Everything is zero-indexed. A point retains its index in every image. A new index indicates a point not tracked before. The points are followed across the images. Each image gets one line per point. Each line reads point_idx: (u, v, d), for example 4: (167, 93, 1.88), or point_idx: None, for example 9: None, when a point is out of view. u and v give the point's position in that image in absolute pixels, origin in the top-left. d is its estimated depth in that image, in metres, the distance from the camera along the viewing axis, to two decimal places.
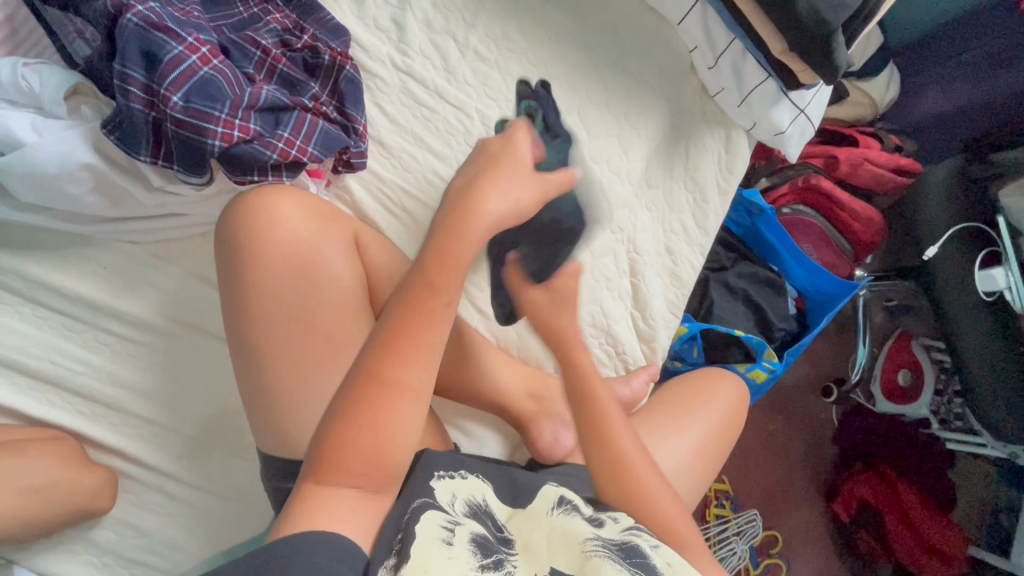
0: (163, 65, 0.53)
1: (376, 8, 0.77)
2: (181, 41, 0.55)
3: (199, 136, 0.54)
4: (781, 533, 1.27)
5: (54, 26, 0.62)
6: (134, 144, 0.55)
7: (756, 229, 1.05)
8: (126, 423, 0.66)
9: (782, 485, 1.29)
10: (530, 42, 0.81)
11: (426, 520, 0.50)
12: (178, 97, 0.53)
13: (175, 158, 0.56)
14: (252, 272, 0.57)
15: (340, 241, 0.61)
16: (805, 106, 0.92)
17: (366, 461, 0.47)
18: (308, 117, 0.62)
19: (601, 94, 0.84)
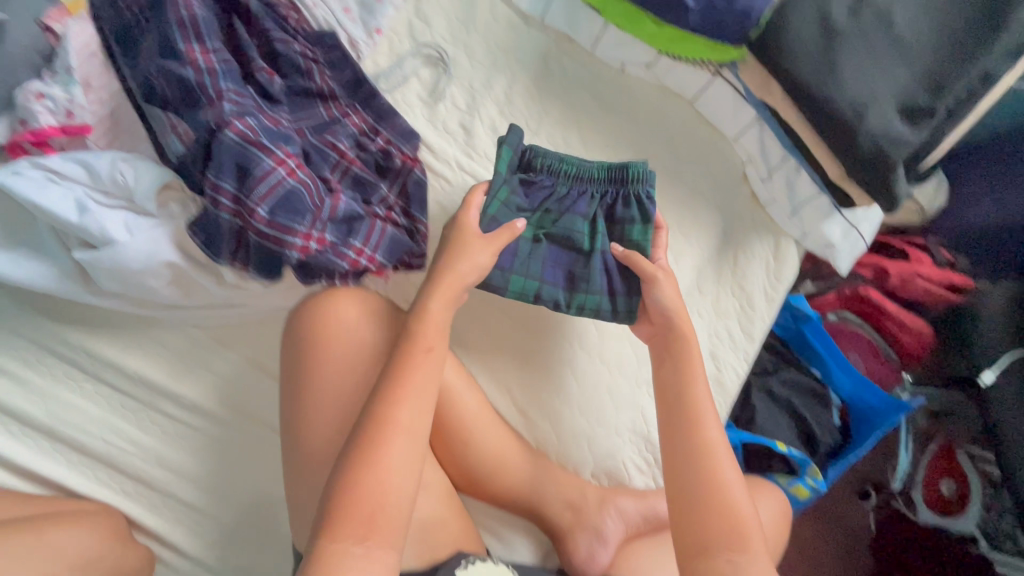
0: (254, 179, 0.56)
1: (446, 112, 0.80)
2: (271, 155, 0.58)
3: (280, 245, 0.57)
4: None
5: (150, 121, 0.66)
6: (217, 246, 0.58)
7: (803, 337, 1.03)
8: (167, 506, 0.67)
9: None
10: (590, 150, 0.83)
11: None
12: (263, 209, 0.56)
13: (252, 261, 0.59)
14: (303, 386, 0.59)
15: (394, 346, 0.63)
16: (858, 223, 0.93)
17: (376, 527, 0.50)
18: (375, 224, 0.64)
19: (656, 203, 0.86)
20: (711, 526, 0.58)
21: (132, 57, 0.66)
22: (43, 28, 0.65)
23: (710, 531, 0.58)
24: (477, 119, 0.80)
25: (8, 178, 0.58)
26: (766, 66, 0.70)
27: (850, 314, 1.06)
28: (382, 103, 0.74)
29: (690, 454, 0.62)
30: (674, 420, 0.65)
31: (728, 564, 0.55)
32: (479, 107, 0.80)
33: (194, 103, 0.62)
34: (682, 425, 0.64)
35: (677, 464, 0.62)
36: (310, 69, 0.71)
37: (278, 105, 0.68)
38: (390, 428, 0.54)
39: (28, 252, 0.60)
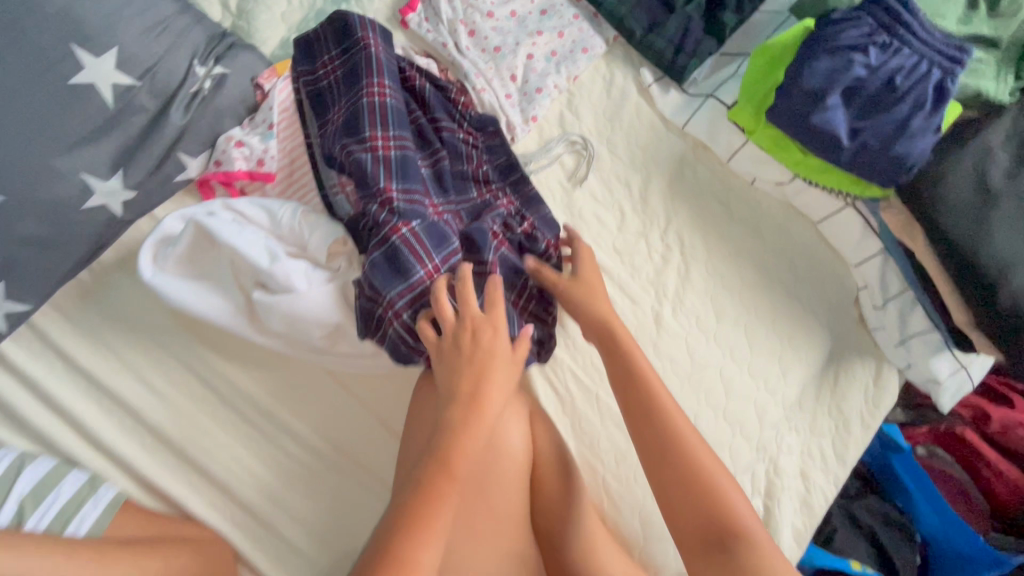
0: (404, 286, 0.63)
1: (582, 200, 0.84)
2: (423, 265, 0.64)
3: (410, 343, 0.64)
4: None
5: (323, 175, 0.73)
6: (359, 327, 0.65)
7: (889, 466, 1.00)
8: (268, 540, 0.69)
9: None
10: (712, 255, 0.86)
11: None
12: (406, 313, 0.64)
13: (389, 347, 0.65)
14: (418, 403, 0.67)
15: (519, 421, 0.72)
16: (967, 363, 0.91)
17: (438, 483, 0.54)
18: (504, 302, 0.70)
19: (769, 315, 0.87)
20: (691, 466, 0.60)
21: (324, 131, 0.72)
22: (255, 86, 0.73)
23: (686, 511, 0.59)
24: (610, 212, 0.84)
25: (205, 217, 0.64)
26: (913, 211, 0.72)
27: (940, 451, 1.02)
28: (530, 190, 0.77)
29: (651, 418, 0.64)
30: (632, 397, 0.65)
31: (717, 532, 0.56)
32: (612, 201, 0.85)
33: (370, 191, 0.67)
34: (661, 422, 0.63)
35: (638, 417, 0.64)
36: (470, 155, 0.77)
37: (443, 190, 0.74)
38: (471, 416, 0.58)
39: (210, 287, 0.66)
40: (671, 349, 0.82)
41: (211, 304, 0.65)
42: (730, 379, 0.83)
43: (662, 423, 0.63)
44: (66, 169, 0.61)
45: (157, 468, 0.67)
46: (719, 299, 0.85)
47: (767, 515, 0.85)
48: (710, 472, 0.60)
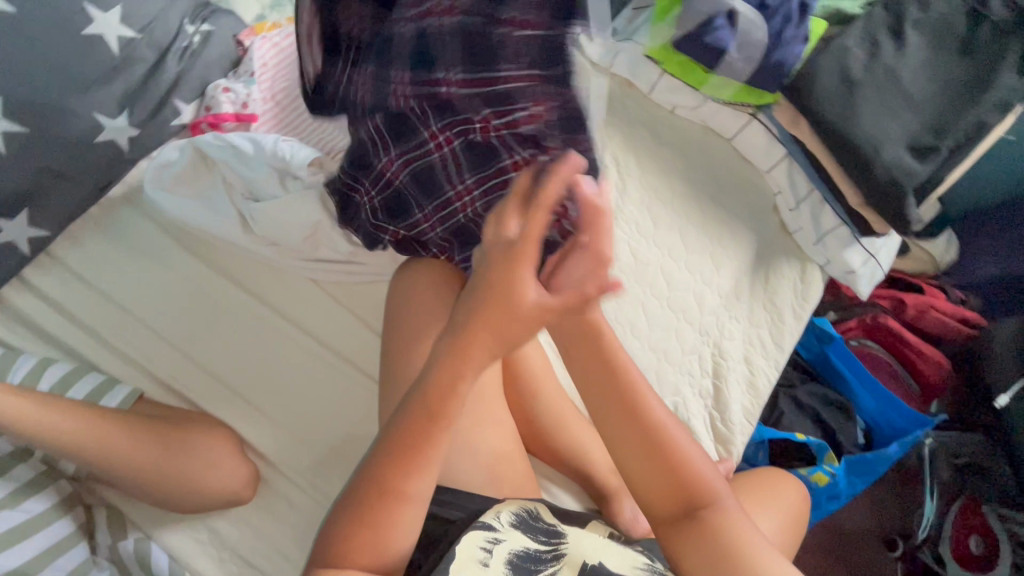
0: (370, 172, 0.71)
1: None
2: (385, 156, 0.68)
3: (379, 225, 0.74)
4: None
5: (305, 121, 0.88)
6: (337, 213, 0.76)
7: (825, 357, 1.12)
8: (270, 428, 0.76)
9: None
10: (646, 172, 1.00)
11: (467, 541, 0.61)
12: (372, 195, 0.72)
13: (360, 228, 0.75)
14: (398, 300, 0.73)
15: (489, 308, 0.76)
16: (875, 252, 1.05)
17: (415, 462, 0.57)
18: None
19: (700, 219, 1.00)
20: (665, 460, 0.62)
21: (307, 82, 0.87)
22: (237, 43, 0.86)
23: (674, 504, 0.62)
24: None
25: (200, 143, 0.77)
26: (799, 106, 0.87)
27: (869, 340, 1.16)
28: (493, 50, 0.56)
29: (626, 410, 0.62)
30: (601, 409, 0.63)
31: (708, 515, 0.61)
32: None
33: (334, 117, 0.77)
34: (630, 420, 0.62)
35: (613, 418, 0.63)
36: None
37: None
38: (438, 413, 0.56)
39: (204, 203, 0.77)
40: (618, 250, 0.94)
41: (204, 217, 0.76)
42: (670, 272, 0.95)
43: (634, 430, 0.62)
44: (81, 108, 0.72)
45: (168, 369, 0.76)
46: (655, 208, 0.99)
47: (714, 402, 0.96)
48: (684, 471, 0.62)
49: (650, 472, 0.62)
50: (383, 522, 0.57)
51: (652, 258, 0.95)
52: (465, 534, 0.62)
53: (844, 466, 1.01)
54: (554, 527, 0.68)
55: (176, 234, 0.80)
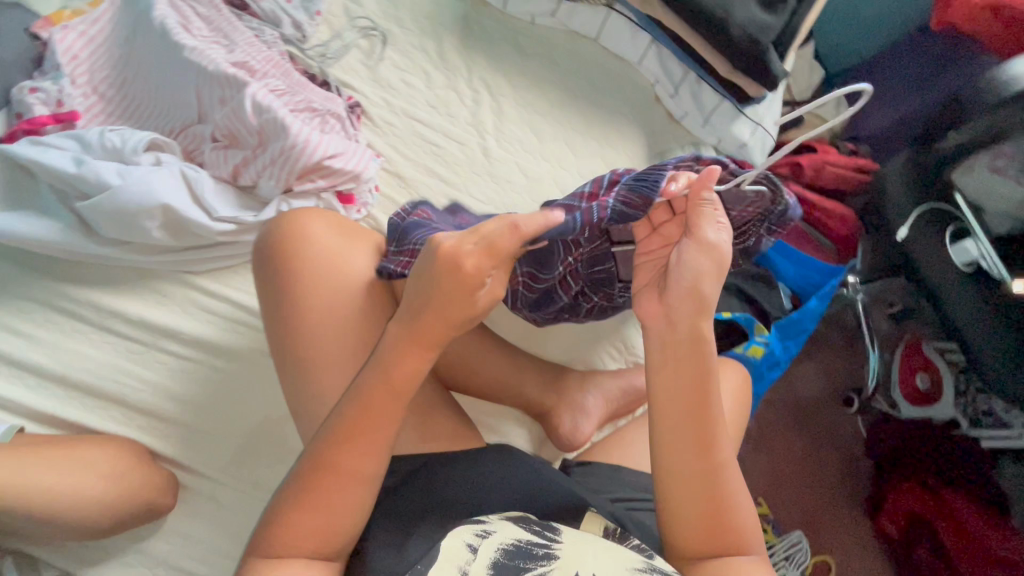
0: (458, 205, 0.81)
1: (387, 71, 0.93)
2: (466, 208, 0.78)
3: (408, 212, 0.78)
4: (831, 556, 1.44)
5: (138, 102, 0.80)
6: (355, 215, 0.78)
7: None
8: (175, 432, 0.72)
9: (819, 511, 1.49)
10: (518, 89, 0.97)
11: (451, 543, 0.56)
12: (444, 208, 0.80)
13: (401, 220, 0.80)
14: (285, 259, 0.62)
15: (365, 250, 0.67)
16: (761, 120, 1.04)
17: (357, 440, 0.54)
18: (328, 162, 0.74)
19: (582, 124, 0.98)
20: (704, 481, 0.57)
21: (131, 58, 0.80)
22: (33, 37, 0.79)
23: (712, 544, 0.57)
24: (418, 77, 0.94)
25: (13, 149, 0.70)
26: None
27: None
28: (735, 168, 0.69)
29: (690, 415, 0.58)
30: (676, 424, 0.58)
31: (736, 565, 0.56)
32: (414, 65, 0.94)
33: None
34: (717, 446, 0.58)
35: (689, 436, 0.58)
36: (274, 57, 0.85)
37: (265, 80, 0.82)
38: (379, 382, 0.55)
39: (37, 216, 0.70)
40: (506, 171, 0.91)
41: (37, 229, 0.69)
42: (563, 181, 0.93)
43: (692, 459, 0.57)
44: None
45: (46, 399, 0.70)
46: (535, 122, 0.96)
47: None
48: (729, 514, 0.57)
49: (695, 484, 0.57)
50: (325, 512, 0.53)
51: (542, 172, 0.93)
52: (453, 532, 0.58)
53: (774, 332, 1.04)
54: (550, 527, 0.60)
55: (23, 259, 0.74)
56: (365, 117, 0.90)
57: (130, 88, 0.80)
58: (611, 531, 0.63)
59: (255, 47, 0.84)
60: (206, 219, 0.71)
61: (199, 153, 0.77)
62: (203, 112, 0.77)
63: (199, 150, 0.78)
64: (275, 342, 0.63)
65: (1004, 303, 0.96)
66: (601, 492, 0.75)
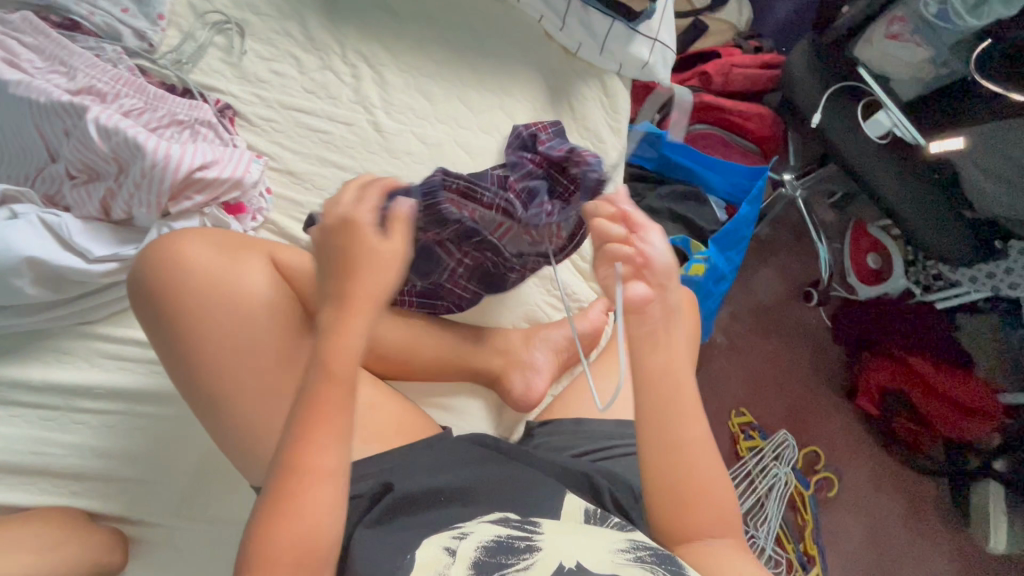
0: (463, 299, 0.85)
1: (253, 64, 0.86)
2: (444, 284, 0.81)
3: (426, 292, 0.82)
4: (819, 446, 1.49)
5: None
6: None
7: (663, 157, 1.12)
8: (112, 489, 0.69)
9: (801, 407, 1.53)
10: (399, 55, 0.92)
11: (428, 547, 0.54)
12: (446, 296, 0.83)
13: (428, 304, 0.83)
14: (173, 289, 0.58)
15: (257, 264, 0.63)
16: (656, 35, 1.00)
17: (321, 428, 0.48)
18: (200, 174, 0.70)
19: (474, 77, 0.94)
20: (681, 465, 0.57)
21: None
22: None
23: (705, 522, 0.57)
24: (289, 64, 0.88)
25: None
26: None
27: (697, 124, 1.18)
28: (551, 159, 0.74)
29: (659, 398, 0.57)
30: (649, 406, 0.57)
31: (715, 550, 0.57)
32: (281, 52, 0.88)
33: None
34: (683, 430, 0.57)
35: (661, 419, 0.57)
36: (121, 74, 0.78)
37: (117, 100, 0.75)
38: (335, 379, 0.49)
39: None
40: (404, 145, 0.87)
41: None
42: (465, 141, 0.90)
43: (678, 436, 0.57)
44: None
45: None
46: (424, 86, 0.92)
47: None
48: (702, 497, 0.57)
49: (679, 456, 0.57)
50: (290, 528, 0.47)
51: (442, 137, 0.89)
52: (426, 540, 0.55)
53: (713, 246, 1.03)
54: (530, 520, 0.58)
55: None
56: (240, 119, 0.84)
57: None
58: (591, 512, 0.61)
59: (97, 68, 0.76)
60: (84, 262, 0.67)
61: (60, 196, 0.71)
62: (53, 151, 0.71)
63: (60, 192, 0.71)
64: (184, 380, 0.60)
65: (920, 168, 1.02)
66: (565, 449, 0.75)
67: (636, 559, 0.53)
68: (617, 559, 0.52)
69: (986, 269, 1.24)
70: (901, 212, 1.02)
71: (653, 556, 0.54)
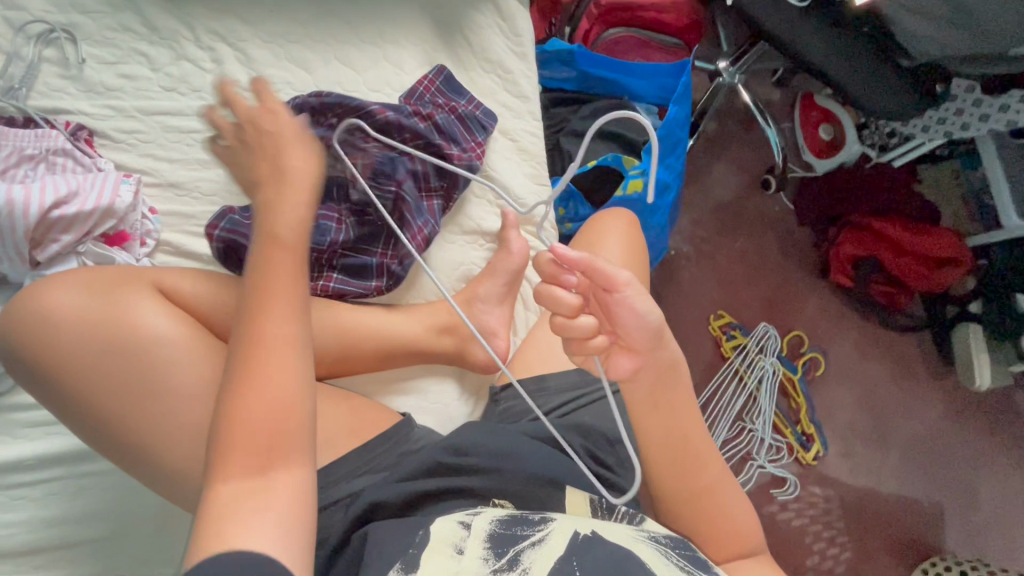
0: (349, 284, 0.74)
1: (97, 72, 0.76)
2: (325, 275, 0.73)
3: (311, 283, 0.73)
4: (803, 330, 1.49)
5: None
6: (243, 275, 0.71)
7: (581, 73, 1.04)
8: (74, 554, 0.66)
9: (779, 296, 1.51)
10: (259, 25, 0.82)
11: (439, 527, 0.49)
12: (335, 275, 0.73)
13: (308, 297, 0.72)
14: (48, 338, 0.55)
15: (141, 295, 0.58)
16: None
17: (277, 456, 0.46)
18: (62, 212, 0.63)
19: (349, 32, 0.84)
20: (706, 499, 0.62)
21: None
22: None
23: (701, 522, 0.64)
24: (138, 62, 0.78)
25: None
26: None
27: (609, 29, 1.09)
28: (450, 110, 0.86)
29: (673, 449, 0.61)
30: (665, 462, 0.62)
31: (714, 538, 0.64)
32: (125, 51, 0.78)
33: None
34: (688, 421, 0.61)
35: (678, 468, 0.62)
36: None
37: None
38: (260, 344, 0.48)
39: None
40: None
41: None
42: None
43: (699, 485, 0.62)
44: None
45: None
46: (296, 55, 0.82)
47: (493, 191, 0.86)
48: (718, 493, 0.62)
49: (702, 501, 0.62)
50: (222, 539, 0.41)
51: None
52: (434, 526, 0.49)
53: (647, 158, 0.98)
54: (538, 507, 0.54)
55: None
56: (98, 138, 0.75)
57: None
58: (598, 503, 0.59)
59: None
60: None
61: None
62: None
63: None
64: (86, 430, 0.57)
65: (851, 23, 0.94)
66: (528, 412, 0.73)
67: (651, 536, 0.50)
68: (635, 535, 0.50)
69: (935, 116, 1.21)
70: (836, 76, 0.95)
71: (667, 538, 0.51)
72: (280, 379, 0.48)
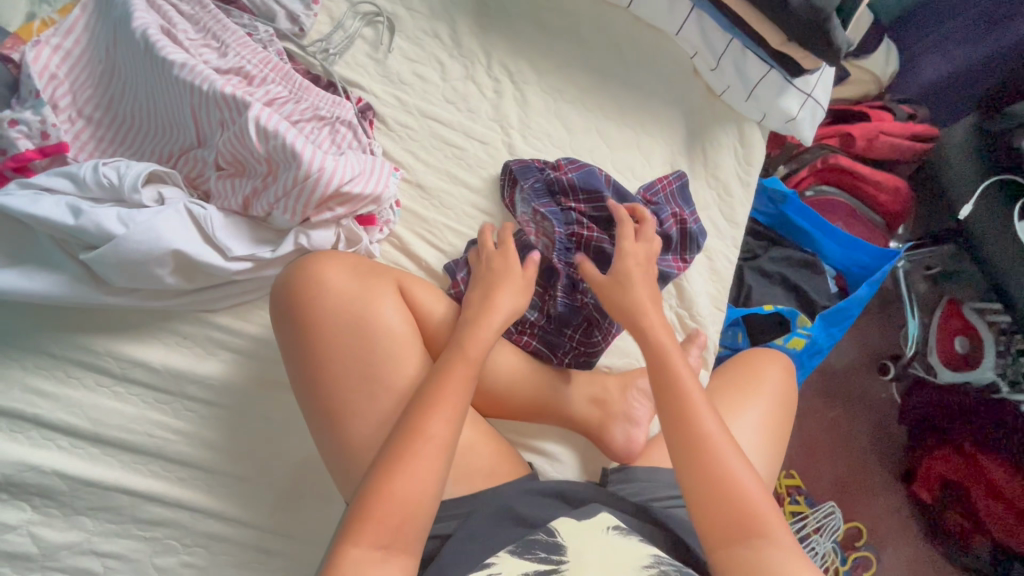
0: None
1: (398, 64, 0.83)
2: None
3: None
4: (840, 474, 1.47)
5: (114, 76, 0.71)
6: None
7: (784, 216, 1.06)
8: (184, 473, 0.69)
9: (850, 474, 1.48)
10: (543, 74, 0.87)
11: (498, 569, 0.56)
12: None
13: None
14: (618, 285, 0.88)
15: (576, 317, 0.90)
16: (811, 90, 0.93)
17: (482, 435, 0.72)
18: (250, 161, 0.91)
19: (615, 109, 0.89)
20: (726, 480, 0.57)
21: (112, 53, 0.71)
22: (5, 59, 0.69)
23: (727, 528, 0.55)
24: (433, 69, 0.84)
25: (25, 204, 0.61)
26: None
27: (827, 186, 1.13)
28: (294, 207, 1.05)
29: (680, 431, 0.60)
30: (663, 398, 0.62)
31: (751, 552, 0.54)
32: (424, 56, 0.84)
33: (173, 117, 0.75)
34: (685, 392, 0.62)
35: (671, 404, 0.62)
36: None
37: (183, 24, 0.73)
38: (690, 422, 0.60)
39: (36, 266, 0.64)
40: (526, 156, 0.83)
41: (51, 209, 0.61)
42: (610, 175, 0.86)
43: (696, 434, 0.60)
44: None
45: (22, 468, 0.65)
46: (563, 112, 0.87)
47: (678, 300, 0.90)
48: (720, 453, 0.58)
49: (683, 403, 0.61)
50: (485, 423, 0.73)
51: (587, 149, 0.86)
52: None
53: (819, 321, 0.97)
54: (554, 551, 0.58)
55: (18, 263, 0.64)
56: (377, 121, 0.80)
57: (117, 109, 0.72)
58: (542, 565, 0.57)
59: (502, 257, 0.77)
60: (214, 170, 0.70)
61: (281, 134, 0.64)
62: (252, 73, 0.72)
63: (203, 177, 0.71)
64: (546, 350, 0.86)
65: None
66: None
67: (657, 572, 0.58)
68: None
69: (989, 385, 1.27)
70: (1020, 303, 0.95)
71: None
72: (680, 445, 0.59)
